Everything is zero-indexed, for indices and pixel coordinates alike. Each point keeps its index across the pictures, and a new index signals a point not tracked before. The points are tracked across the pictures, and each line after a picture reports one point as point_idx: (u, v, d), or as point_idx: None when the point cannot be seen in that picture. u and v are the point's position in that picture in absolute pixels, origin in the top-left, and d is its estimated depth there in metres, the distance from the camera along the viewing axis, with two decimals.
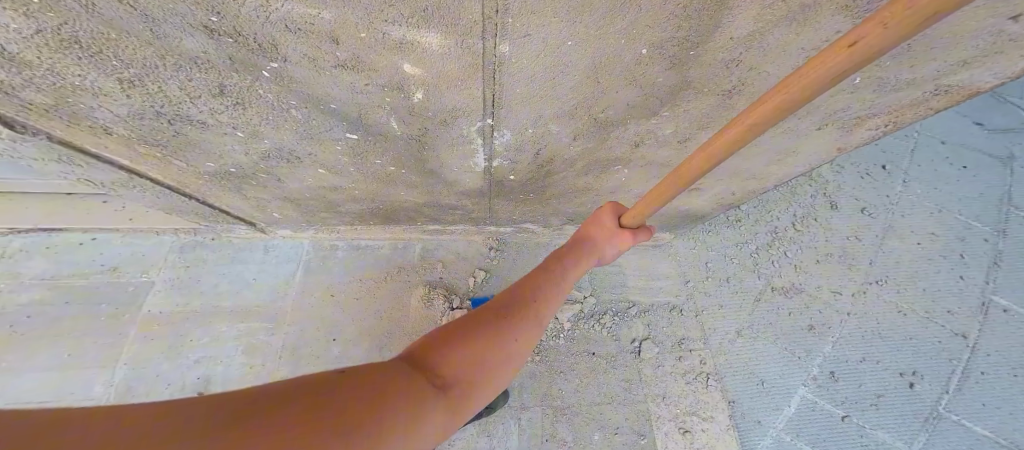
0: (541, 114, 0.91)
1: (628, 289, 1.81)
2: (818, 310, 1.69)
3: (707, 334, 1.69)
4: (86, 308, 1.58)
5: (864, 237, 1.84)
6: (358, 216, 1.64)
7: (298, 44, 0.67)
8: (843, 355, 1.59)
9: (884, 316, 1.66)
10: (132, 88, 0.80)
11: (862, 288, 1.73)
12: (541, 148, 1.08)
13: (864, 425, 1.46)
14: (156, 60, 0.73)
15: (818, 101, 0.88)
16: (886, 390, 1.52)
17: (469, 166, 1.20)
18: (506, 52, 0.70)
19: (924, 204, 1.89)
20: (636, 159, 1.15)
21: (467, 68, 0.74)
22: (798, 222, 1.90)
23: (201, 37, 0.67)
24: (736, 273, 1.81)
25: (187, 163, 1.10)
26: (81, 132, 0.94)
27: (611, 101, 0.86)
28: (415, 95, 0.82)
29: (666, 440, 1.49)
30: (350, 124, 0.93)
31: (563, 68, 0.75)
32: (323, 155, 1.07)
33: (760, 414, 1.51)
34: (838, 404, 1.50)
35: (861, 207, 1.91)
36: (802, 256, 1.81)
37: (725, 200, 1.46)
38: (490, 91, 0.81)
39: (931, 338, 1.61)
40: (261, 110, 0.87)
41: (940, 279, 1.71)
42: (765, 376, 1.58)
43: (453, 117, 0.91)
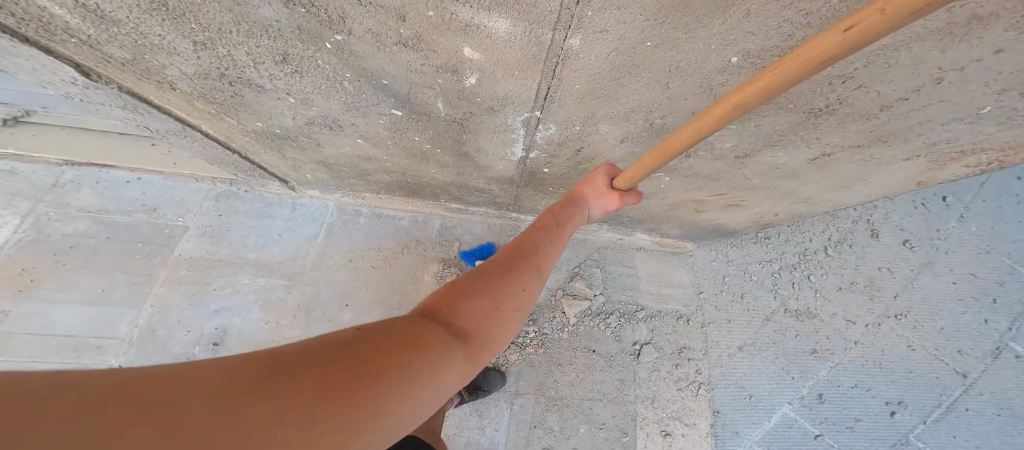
0: (593, 113, 0.87)
1: (639, 294, 1.78)
2: (825, 336, 1.66)
3: (710, 347, 1.68)
4: (121, 244, 1.62)
5: (897, 268, 1.76)
6: (386, 186, 1.62)
7: (366, 18, 0.64)
8: (838, 381, 1.59)
9: (894, 353, 1.62)
10: (203, 49, 0.80)
11: (879, 321, 1.67)
12: (584, 146, 1.05)
13: (833, 445, 1.50)
14: (231, 26, 0.72)
15: (911, 131, 0.81)
16: (866, 416, 1.53)
17: (506, 155, 1.17)
18: (575, 46, 0.65)
19: (974, 242, 1.76)
20: (682, 169, 1.10)
21: (529, 58, 0.70)
22: (832, 247, 1.82)
23: (277, 4, 0.64)
24: (754, 291, 1.77)
25: (238, 120, 1.09)
26: (150, 86, 0.95)
27: (673, 108, 0.81)
28: (469, 80, 0.78)
29: (645, 444, 1.54)
30: (394, 98, 0.89)
31: (636, 70, 0.71)
32: (364, 126, 1.04)
33: (739, 425, 1.55)
34: (816, 424, 1.53)
35: (904, 237, 1.81)
36: (825, 282, 1.76)
37: (763, 220, 1.39)
38: (552, 81, 0.76)
39: (930, 373, 1.58)
40: (318, 79, 0.85)
41: (957, 315, 1.66)
42: (754, 391, 1.59)
43: (501, 106, 0.88)
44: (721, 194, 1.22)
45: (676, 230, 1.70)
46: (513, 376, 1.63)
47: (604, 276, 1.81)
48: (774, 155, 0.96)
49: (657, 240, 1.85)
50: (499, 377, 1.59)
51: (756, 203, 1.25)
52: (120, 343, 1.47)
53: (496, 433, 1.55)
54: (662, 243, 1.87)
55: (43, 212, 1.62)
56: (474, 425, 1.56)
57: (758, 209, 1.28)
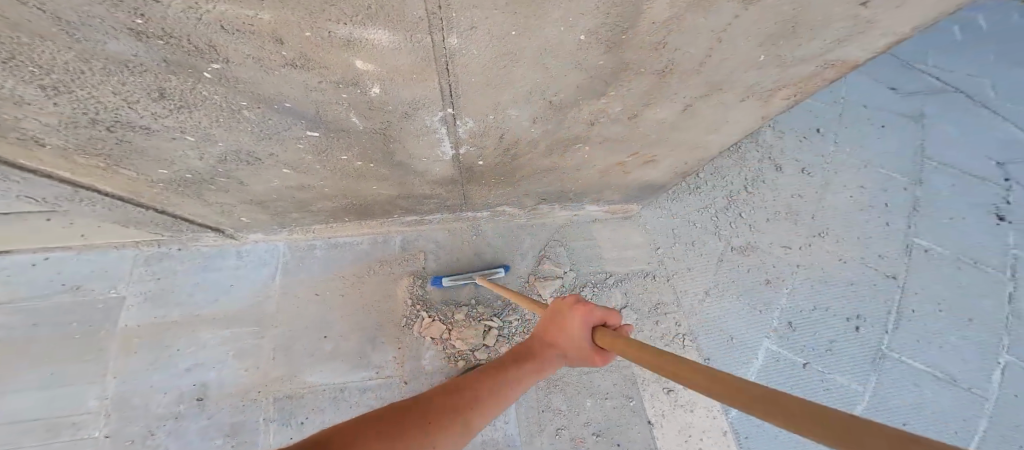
0: (500, 101, 1.00)
1: (604, 261, 1.89)
2: (772, 265, 1.82)
3: (680, 296, 1.80)
4: (54, 326, 1.56)
5: (806, 194, 1.94)
6: (333, 214, 1.66)
7: (240, 45, 0.68)
8: (800, 306, 1.73)
9: (831, 267, 1.79)
10: (58, 97, 0.79)
11: (807, 242, 1.84)
12: (504, 132, 1.19)
13: (823, 371, 1.63)
14: (80, 65, 0.71)
15: (740, 80, 0.97)
16: (838, 336, 1.67)
17: (438, 156, 1.27)
18: (455, 44, 0.74)
19: (855, 160, 2.00)
20: (593, 138, 1.27)
21: (421, 62, 0.78)
22: (749, 186, 1.98)
23: (131, 39, 0.66)
24: (699, 237, 1.90)
25: (136, 171, 1.10)
26: (13, 145, 0.95)
27: (561, 86, 0.95)
28: (372, 91, 0.84)
29: (653, 401, 1.67)
30: (310, 122, 0.94)
31: (510, 57, 0.81)
32: (281, 155, 1.07)
33: (734, 370, 1.65)
34: (799, 353, 1.66)
35: (801, 166, 2.01)
36: (756, 216, 1.92)
37: (680, 170, 1.53)
38: (441, 72, 0.83)
39: (868, 281, 1.77)
40: (209, 110, 0.87)
41: (869, 226, 1.87)
42: (733, 333, 1.72)
43: (414, 109, 0.95)
44: (638, 152, 1.34)
45: (618, 195, 1.81)
46: None
47: (569, 252, 1.91)
48: (655, 111, 1.09)
49: (606, 209, 1.95)
50: None
51: (662, 158, 1.40)
52: (91, 416, 1.46)
53: (508, 426, 1.61)
54: (612, 211, 1.97)
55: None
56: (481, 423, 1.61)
57: (671, 160, 1.43)
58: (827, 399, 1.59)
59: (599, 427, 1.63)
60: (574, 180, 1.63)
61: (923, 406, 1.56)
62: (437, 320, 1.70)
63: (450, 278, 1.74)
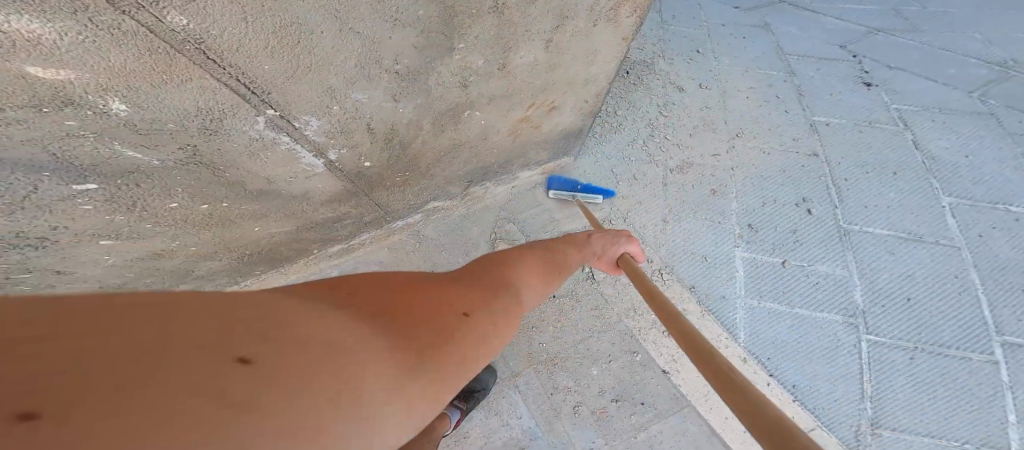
0: (330, 84, 0.81)
1: (560, 223, 1.67)
2: (710, 175, 1.67)
3: (642, 233, 1.58)
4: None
5: (711, 105, 1.83)
6: (235, 270, 1.38)
7: None
8: (749, 205, 1.60)
9: (756, 162, 1.69)
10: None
11: (730, 145, 1.73)
12: (371, 121, 1.00)
13: (803, 264, 1.47)
14: None
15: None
16: (798, 225, 1.55)
17: (306, 170, 1.05)
18: (183, 21, 0.54)
19: (737, 67, 1.95)
20: (478, 100, 1.13)
21: (153, 57, 0.55)
22: (663, 111, 1.82)
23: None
24: (641, 169, 1.71)
25: None
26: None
27: (392, 49, 0.81)
28: (113, 105, 0.59)
29: (658, 348, 1.53)
30: (64, 171, 0.65)
31: (300, 25, 0.66)
32: (72, 224, 0.77)
33: (723, 289, 1.46)
34: (772, 253, 1.50)
35: (698, 82, 1.89)
36: (679, 134, 1.76)
37: (587, 110, 1.46)
38: (193, 63, 0.59)
39: (796, 165, 1.67)
40: None
41: (772, 118, 1.79)
42: (705, 251, 1.53)
43: (218, 121, 0.73)
44: (533, 104, 1.27)
45: (545, 152, 1.63)
46: (501, 363, 1.57)
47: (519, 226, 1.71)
48: (522, 57, 1.04)
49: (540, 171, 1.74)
50: (489, 371, 1.52)
51: (561, 100, 1.32)
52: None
53: (522, 420, 1.49)
54: (548, 171, 1.76)
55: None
56: (497, 426, 1.50)
57: (571, 103, 1.38)
58: (821, 293, 1.42)
59: (616, 391, 1.48)
60: (479, 152, 1.43)
61: (912, 273, 1.44)
62: None
63: (557, 193, 1.70)
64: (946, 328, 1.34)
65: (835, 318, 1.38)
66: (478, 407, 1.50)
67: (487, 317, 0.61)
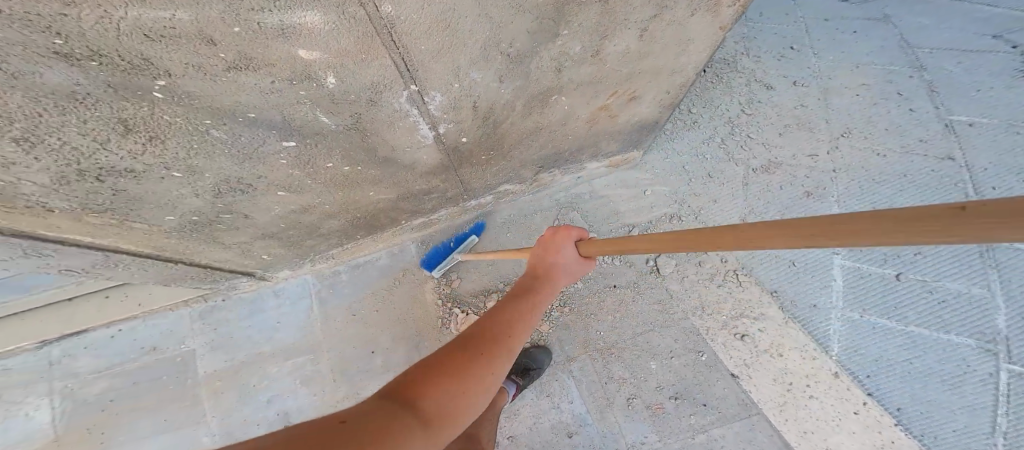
0: (459, 65, 0.99)
1: (623, 215, 1.82)
2: (806, 176, 1.75)
3: (718, 233, 1.74)
4: (144, 385, 1.59)
5: (808, 103, 1.87)
6: (345, 233, 1.63)
7: (170, 52, 0.59)
8: (853, 211, 1.67)
9: (868, 164, 1.73)
10: (37, 147, 0.67)
11: (833, 145, 1.78)
12: (477, 101, 1.17)
13: (925, 279, 1.54)
14: (32, 106, 0.60)
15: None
16: None
17: (419, 141, 1.24)
18: (390, 12, 0.72)
19: (843, 64, 1.94)
20: (567, 84, 1.27)
21: (362, 38, 0.75)
22: (746, 109, 1.90)
23: (61, 65, 0.55)
24: (718, 167, 1.83)
25: (148, 221, 1.00)
26: (26, 216, 0.82)
27: (513, 33, 0.97)
28: (328, 81, 0.80)
29: (727, 350, 1.62)
30: (282, 131, 0.88)
31: (453, 12, 0.81)
32: (269, 175, 1.01)
33: (813, 299, 1.61)
34: (885, 264, 1.59)
35: (791, 81, 1.93)
36: (767, 134, 1.84)
37: (667, 101, 1.57)
38: (383, 46, 0.79)
39: (926, 169, 1.69)
40: (177, 137, 0.77)
41: (893, 117, 1.80)
42: (794, 257, 1.67)
43: (379, 94, 0.93)
44: (616, 92, 1.40)
45: (616, 143, 1.74)
46: (556, 345, 1.71)
47: (584, 216, 1.84)
48: (614, 44, 1.17)
49: (607, 164, 1.86)
50: (544, 352, 1.67)
51: (645, 89, 1.45)
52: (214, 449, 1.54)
53: (573, 406, 1.66)
54: (614, 164, 1.87)
55: (63, 386, 1.56)
56: (548, 407, 1.67)
57: (652, 93, 1.49)
58: (948, 313, 1.51)
59: (675, 389, 1.62)
60: (559, 138, 1.59)
61: None
62: (472, 314, 1.73)
63: (438, 268, 1.77)
64: None
65: (969, 342, 1.47)
66: (531, 387, 1.67)
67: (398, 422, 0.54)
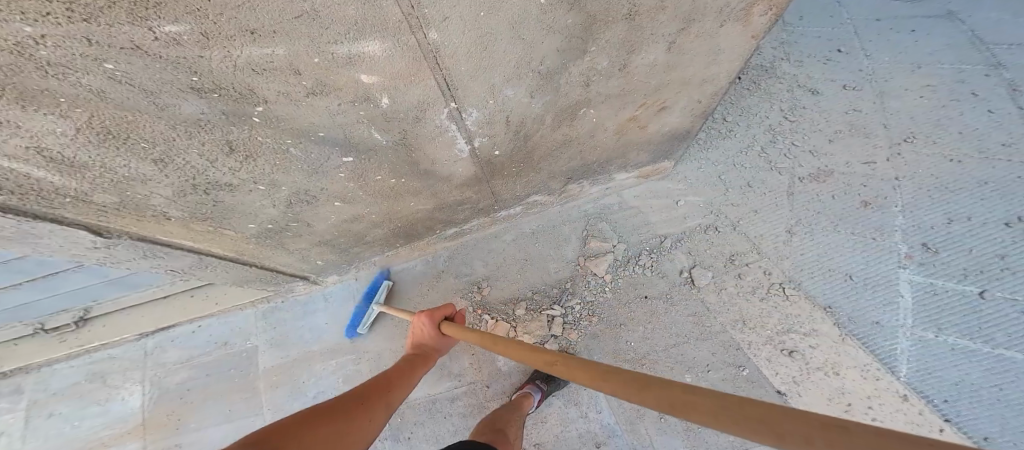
0: (494, 82, 1.10)
1: (654, 226, 1.82)
2: (864, 185, 1.69)
3: (761, 245, 1.67)
4: (216, 376, 1.77)
5: (863, 108, 1.87)
6: (388, 241, 1.77)
7: (270, 83, 0.74)
8: (921, 222, 1.58)
9: (937, 171, 1.66)
10: (168, 167, 0.84)
11: (891, 151, 1.74)
12: (508, 115, 1.27)
13: (1012, 297, 1.40)
14: (169, 131, 0.76)
15: (707, 6, 1.11)
16: (1005, 250, 1.47)
17: (456, 155, 1.36)
18: (436, 38, 0.85)
19: (902, 66, 1.95)
20: (594, 98, 1.37)
21: (412, 62, 0.87)
22: (789, 115, 1.93)
23: (194, 98, 0.71)
24: (758, 177, 1.81)
25: (236, 229, 1.16)
26: (150, 223, 1.00)
27: (543, 52, 1.08)
28: (382, 101, 0.93)
29: (772, 366, 1.48)
30: (343, 146, 1.02)
31: (489, 35, 0.92)
32: (330, 187, 1.16)
33: (876, 315, 1.46)
34: (964, 280, 1.45)
35: (841, 84, 1.95)
36: (814, 141, 1.84)
37: (698, 111, 1.63)
38: (430, 69, 0.92)
39: (1008, 176, 1.59)
40: (268, 155, 0.92)
41: (969, 119, 1.75)
42: (850, 270, 1.55)
43: (423, 111, 1.05)
44: (644, 103, 1.48)
45: (644, 155, 1.80)
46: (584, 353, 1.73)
47: (613, 227, 1.87)
48: (639, 58, 1.25)
49: (637, 175, 1.91)
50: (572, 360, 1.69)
51: (673, 99, 1.51)
52: None
53: (602, 416, 1.67)
54: (646, 175, 1.91)
55: (152, 374, 1.78)
56: (575, 416, 1.69)
57: (679, 104, 1.55)
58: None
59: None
60: (588, 150, 1.67)
61: None
62: (500, 320, 1.76)
63: (363, 325, 1.76)
64: None
65: None
66: (559, 394, 1.72)
67: None
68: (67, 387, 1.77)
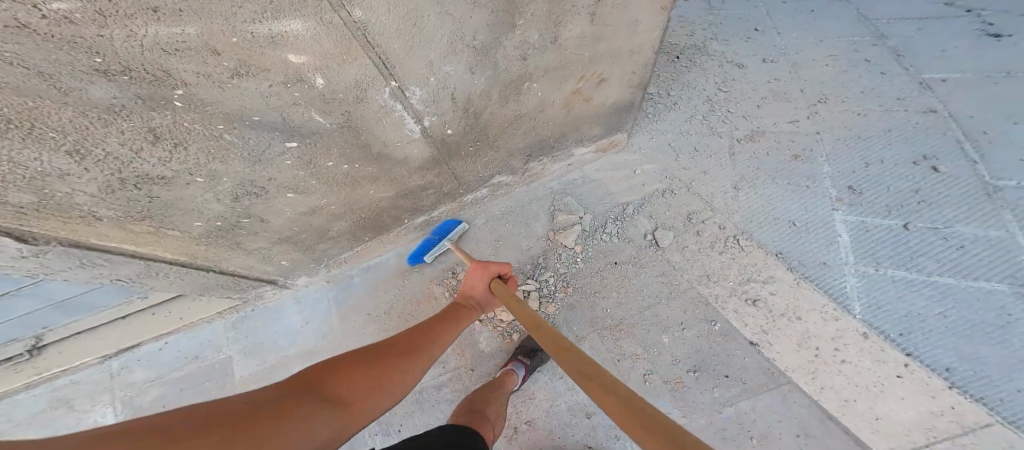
0: (431, 59, 1.10)
1: (616, 195, 1.86)
2: (787, 141, 1.78)
3: (714, 203, 1.73)
4: (190, 389, 1.73)
5: (782, 77, 1.96)
6: (354, 234, 1.75)
7: (185, 64, 0.75)
8: (846, 169, 1.67)
9: (848, 124, 1.76)
10: (86, 159, 0.84)
11: (809, 112, 1.83)
12: (452, 92, 1.28)
13: (935, 225, 1.48)
14: (81, 120, 0.76)
15: None
16: (919, 184, 1.57)
17: (408, 136, 1.35)
18: (361, 17, 0.86)
19: (807, 40, 2.06)
20: (535, 72, 1.39)
21: (341, 42, 0.88)
22: (722, 88, 1.99)
23: (101, 81, 0.71)
24: (704, 141, 1.87)
25: (180, 227, 1.16)
26: (79, 225, 0.98)
27: (474, 27, 1.09)
28: (317, 82, 0.94)
29: (740, 318, 1.51)
30: (282, 132, 1.03)
31: (418, 13, 0.94)
32: (279, 177, 1.17)
33: (822, 256, 1.53)
34: (890, 216, 1.54)
35: (761, 58, 2.05)
36: (744, 108, 1.91)
37: (637, 82, 1.68)
38: (364, 48, 0.93)
39: (906, 122, 1.71)
40: (197, 143, 0.93)
41: (863, 82, 1.86)
42: (792, 217, 1.63)
43: (364, 91, 1.05)
44: (583, 76, 1.51)
45: (598, 128, 1.83)
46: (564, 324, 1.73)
47: (577, 199, 1.89)
48: (569, 29, 1.28)
49: (595, 148, 1.94)
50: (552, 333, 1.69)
51: (611, 70, 1.55)
52: None
53: None
54: (603, 148, 1.95)
55: (122, 394, 1.74)
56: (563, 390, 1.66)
57: (617, 75, 1.59)
58: (968, 257, 1.40)
59: (692, 362, 1.49)
60: (542, 124, 1.69)
61: None
62: None
63: (431, 254, 1.81)
64: None
65: (1004, 288, 1.33)
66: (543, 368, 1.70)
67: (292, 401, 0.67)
68: (30, 416, 1.71)
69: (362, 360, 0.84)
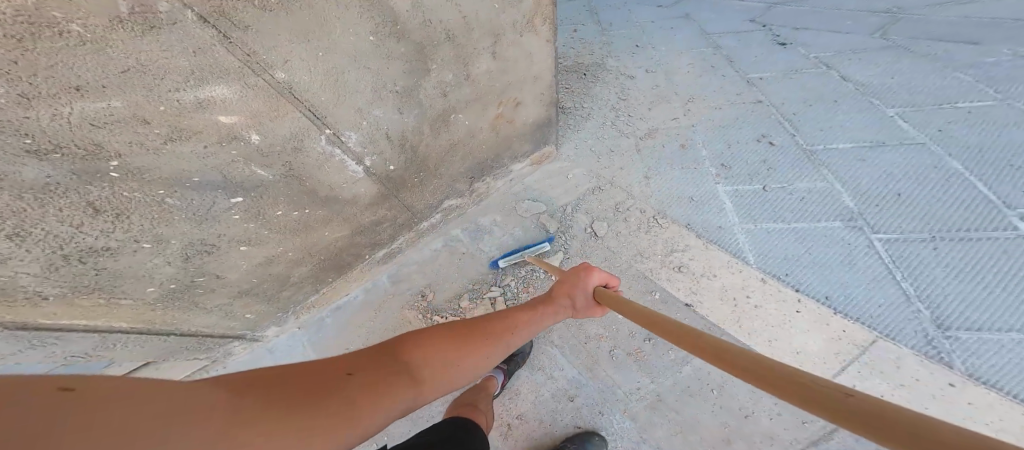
0: (359, 106, 1.26)
1: (554, 199, 2.04)
2: (676, 133, 2.06)
3: (634, 192, 1.95)
4: None
5: (661, 83, 2.26)
6: (316, 277, 1.82)
7: (117, 136, 0.88)
8: (718, 150, 1.96)
9: (710, 114, 2.08)
10: (26, 240, 0.90)
11: (685, 109, 2.13)
12: (386, 131, 1.42)
13: (783, 184, 1.79)
14: (18, 202, 0.84)
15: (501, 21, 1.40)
16: (765, 156, 1.88)
17: (352, 176, 1.48)
18: (283, 78, 1.03)
19: (676, 50, 2.41)
20: (456, 106, 1.57)
21: (268, 101, 1.04)
22: (620, 96, 2.26)
23: (33, 162, 0.81)
24: (619, 141, 2.10)
25: (133, 296, 1.23)
26: (23, 308, 1.04)
27: (393, 76, 1.27)
28: (251, 138, 1.08)
29: (672, 283, 1.72)
30: (224, 188, 1.15)
31: (338, 70, 1.13)
32: (229, 232, 1.27)
33: (716, 221, 1.78)
34: (754, 182, 1.83)
35: (644, 70, 2.35)
36: (640, 110, 2.18)
37: (548, 101, 1.90)
38: (291, 103, 1.09)
39: (747, 111, 2.05)
40: (137, 209, 1.03)
41: (714, 82, 2.21)
42: (690, 193, 1.88)
43: (300, 142, 1.20)
44: (500, 103, 1.71)
45: (527, 144, 2.03)
46: None
47: (521, 208, 2.06)
48: (478, 67, 1.48)
49: (531, 162, 2.11)
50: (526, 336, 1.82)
51: (523, 95, 1.75)
52: None
53: (566, 372, 1.76)
54: (537, 162, 2.13)
55: None
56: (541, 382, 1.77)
57: (531, 99, 1.81)
58: (810, 205, 1.71)
59: (647, 332, 1.74)
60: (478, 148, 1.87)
61: (890, 171, 1.69)
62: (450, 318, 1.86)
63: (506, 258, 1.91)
64: (954, 212, 1.53)
65: (836, 224, 1.64)
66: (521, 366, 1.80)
67: (379, 375, 0.64)
68: None
69: (455, 335, 0.81)
